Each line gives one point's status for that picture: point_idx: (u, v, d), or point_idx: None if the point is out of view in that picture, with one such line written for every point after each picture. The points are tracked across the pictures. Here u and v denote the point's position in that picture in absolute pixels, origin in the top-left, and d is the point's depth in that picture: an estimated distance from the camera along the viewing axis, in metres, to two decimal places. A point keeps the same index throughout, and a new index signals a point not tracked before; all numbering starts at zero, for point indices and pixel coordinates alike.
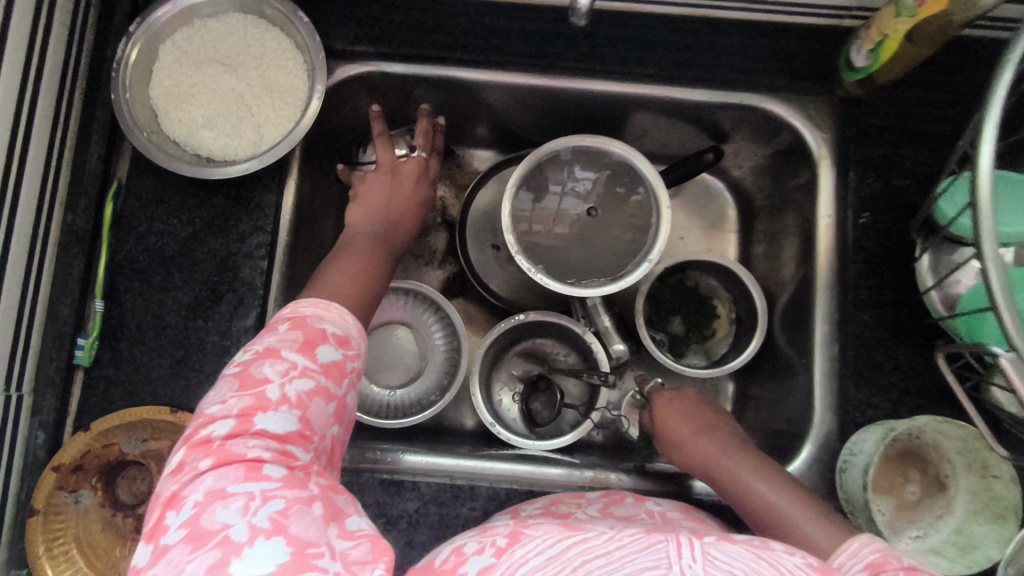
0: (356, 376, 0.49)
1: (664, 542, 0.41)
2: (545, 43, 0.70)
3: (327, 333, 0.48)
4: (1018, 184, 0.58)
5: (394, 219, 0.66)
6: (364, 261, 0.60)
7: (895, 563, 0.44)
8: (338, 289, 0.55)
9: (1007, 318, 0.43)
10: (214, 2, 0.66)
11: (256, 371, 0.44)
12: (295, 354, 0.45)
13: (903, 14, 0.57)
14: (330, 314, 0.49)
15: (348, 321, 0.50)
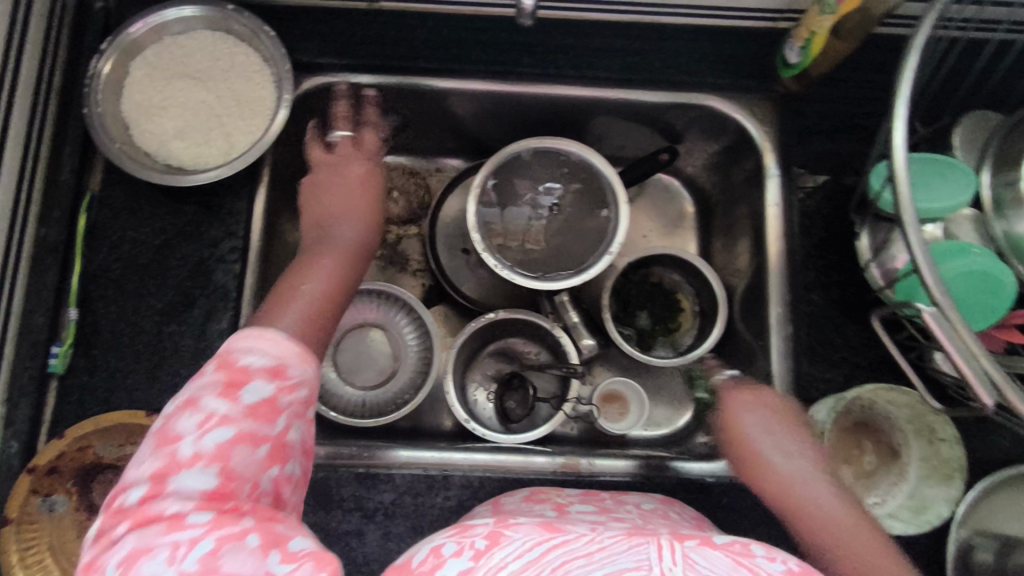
0: (297, 409, 0.43)
1: (645, 545, 0.42)
2: (501, 51, 0.74)
3: (251, 369, 0.42)
4: (935, 163, 0.63)
5: (354, 224, 0.63)
6: (325, 277, 0.56)
7: None
8: (293, 306, 0.53)
9: (927, 272, 0.45)
10: (184, 19, 0.69)
11: (173, 424, 0.40)
12: (215, 400, 0.41)
13: (827, 12, 0.62)
14: (258, 343, 0.44)
15: (283, 347, 0.44)
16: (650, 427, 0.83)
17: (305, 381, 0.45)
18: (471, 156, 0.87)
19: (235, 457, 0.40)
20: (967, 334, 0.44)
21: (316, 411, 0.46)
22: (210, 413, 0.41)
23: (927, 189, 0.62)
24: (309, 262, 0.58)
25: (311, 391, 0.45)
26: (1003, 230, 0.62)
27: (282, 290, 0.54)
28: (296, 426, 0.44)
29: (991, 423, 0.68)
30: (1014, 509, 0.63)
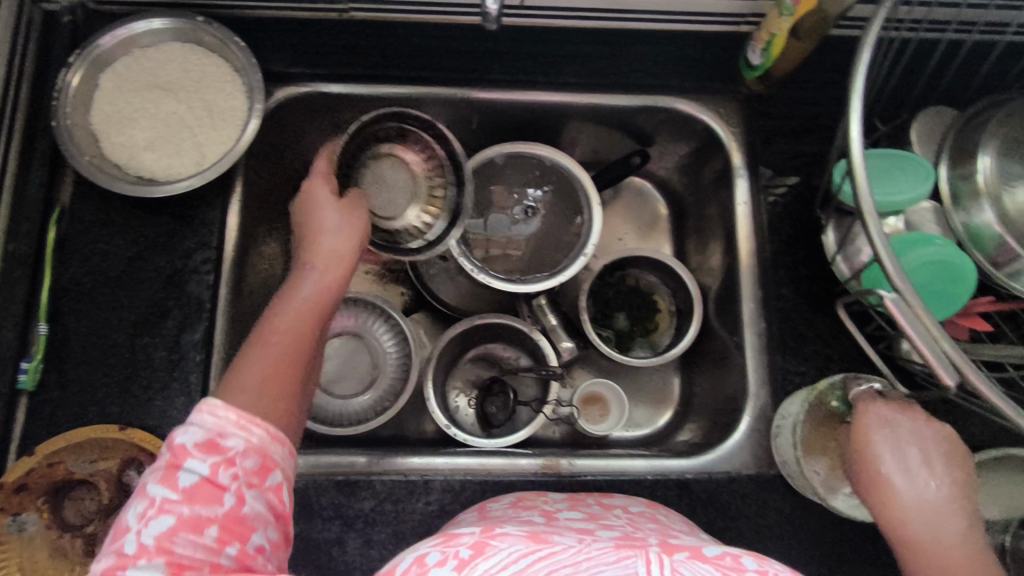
0: (243, 480, 0.41)
1: (633, 559, 0.41)
2: (471, 58, 0.75)
3: (184, 449, 0.41)
4: (894, 157, 0.65)
5: (325, 268, 0.56)
6: (286, 338, 0.50)
7: None
8: (258, 362, 0.48)
9: (888, 259, 0.47)
10: (154, 32, 0.70)
11: (122, 520, 0.40)
12: (155, 487, 0.40)
13: (784, 14, 0.64)
14: (190, 422, 0.42)
15: (218, 419, 0.43)
16: (632, 428, 0.83)
17: (249, 448, 0.43)
18: None
19: (177, 545, 0.38)
20: (929, 320, 0.46)
21: (276, 476, 0.43)
22: (152, 502, 0.40)
23: (887, 182, 0.64)
24: (268, 321, 0.52)
25: (260, 456, 0.43)
26: (962, 221, 0.64)
27: (240, 360, 0.49)
28: (249, 498, 0.41)
29: (961, 411, 0.69)
30: (985, 493, 0.64)
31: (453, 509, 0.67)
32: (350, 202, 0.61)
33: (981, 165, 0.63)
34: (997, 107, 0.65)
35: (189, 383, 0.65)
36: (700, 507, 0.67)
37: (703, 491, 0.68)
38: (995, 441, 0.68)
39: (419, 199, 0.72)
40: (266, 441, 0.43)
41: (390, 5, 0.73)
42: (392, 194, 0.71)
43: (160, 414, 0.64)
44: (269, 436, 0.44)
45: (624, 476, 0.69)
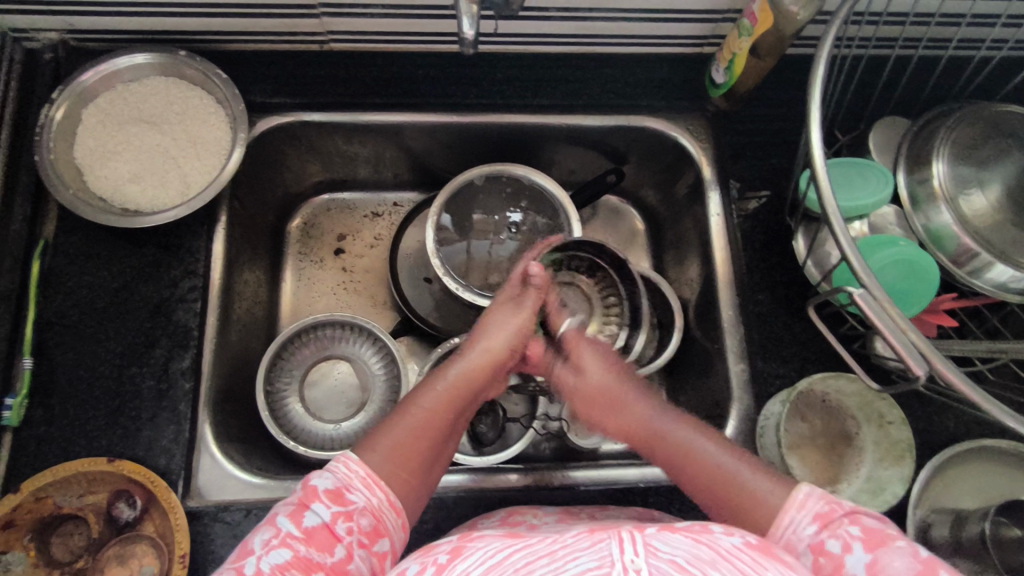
0: (356, 537, 0.45)
1: (607, 540, 0.39)
2: (449, 84, 0.78)
3: (315, 491, 0.46)
4: (852, 165, 0.69)
5: (478, 358, 0.58)
6: (430, 415, 0.53)
7: (838, 510, 0.46)
8: (402, 435, 0.51)
9: (853, 258, 0.49)
10: (136, 67, 0.71)
11: (250, 541, 0.45)
12: (284, 520, 0.45)
13: (745, 35, 0.67)
14: (328, 468, 0.48)
15: (349, 472, 0.47)
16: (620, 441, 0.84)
17: (368, 508, 0.47)
18: (425, 190, 0.90)
19: None
20: (898, 312, 0.48)
21: (385, 544, 0.46)
22: (278, 533, 0.45)
23: (849, 189, 0.68)
24: (422, 390, 0.55)
25: (375, 519, 0.47)
26: (923, 223, 0.67)
27: (385, 421, 0.52)
28: (356, 556, 0.45)
29: (936, 406, 0.71)
30: (962, 484, 0.67)
31: (447, 526, 0.68)
32: (518, 298, 0.63)
33: (935, 171, 0.67)
34: (945, 116, 0.69)
35: (179, 412, 0.65)
36: (691, 512, 0.69)
37: (693, 496, 0.69)
38: (969, 433, 0.71)
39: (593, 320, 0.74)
40: (383, 505, 0.47)
41: (368, 37, 0.75)
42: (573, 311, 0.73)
43: (149, 444, 0.64)
44: (386, 502, 0.47)
45: (614, 485, 0.70)
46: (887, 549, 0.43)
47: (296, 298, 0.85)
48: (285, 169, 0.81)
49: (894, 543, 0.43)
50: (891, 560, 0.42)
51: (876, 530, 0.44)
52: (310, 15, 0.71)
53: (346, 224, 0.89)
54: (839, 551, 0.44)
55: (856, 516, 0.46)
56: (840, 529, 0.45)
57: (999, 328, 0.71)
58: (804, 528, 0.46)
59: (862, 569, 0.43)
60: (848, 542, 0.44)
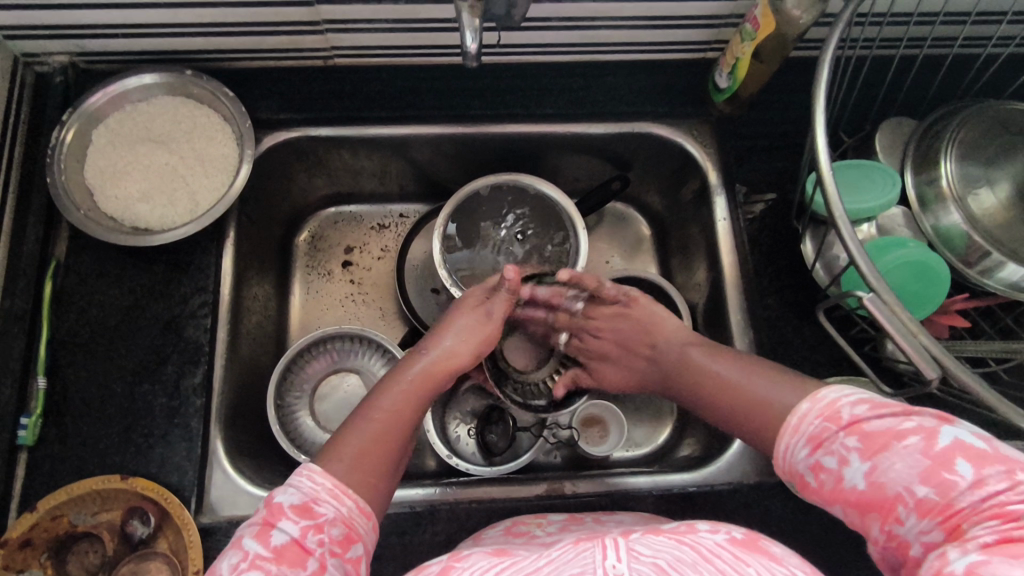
0: (328, 547, 0.43)
1: (591, 549, 0.42)
2: (453, 96, 0.78)
3: (281, 507, 0.44)
4: (857, 167, 0.69)
5: (440, 363, 0.59)
6: (392, 418, 0.53)
7: (833, 429, 0.45)
8: (367, 438, 0.51)
9: (862, 261, 0.49)
10: (145, 87, 0.72)
11: (219, 565, 0.43)
12: (249, 542, 0.43)
13: (746, 39, 0.67)
14: (290, 483, 0.46)
15: (314, 485, 0.46)
16: (631, 448, 0.84)
17: (338, 518, 0.45)
18: (431, 201, 0.90)
19: None
20: (908, 315, 0.48)
21: (358, 549, 0.45)
22: (245, 557, 0.43)
23: (857, 191, 0.67)
24: (379, 398, 0.55)
25: (347, 526, 0.46)
26: (931, 223, 0.67)
27: (348, 425, 0.53)
28: (331, 566, 0.43)
29: (951, 408, 0.70)
30: None
31: (459, 537, 0.67)
32: (482, 305, 0.64)
33: (944, 171, 0.66)
34: (952, 115, 0.69)
35: (191, 428, 0.65)
36: (705, 519, 0.68)
37: (707, 503, 0.68)
38: (985, 435, 0.70)
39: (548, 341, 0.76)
40: (353, 512, 0.46)
41: (372, 51, 0.76)
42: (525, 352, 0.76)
43: (163, 461, 0.64)
44: (357, 508, 0.47)
45: (627, 494, 0.69)
46: (890, 452, 0.42)
47: (305, 311, 0.86)
48: (292, 183, 0.82)
49: (900, 444, 0.42)
50: (891, 467, 0.42)
51: (881, 433, 0.43)
52: (315, 31, 0.71)
53: (353, 236, 0.89)
54: (838, 467, 0.44)
55: (859, 425, 0.45)
56: (835, 448, 0.45)
57: (1013, 327, 0.71)
58: (799, 450, 0.47)
59: (864, 479, 0.43)
60: (846, 456, 0.44)
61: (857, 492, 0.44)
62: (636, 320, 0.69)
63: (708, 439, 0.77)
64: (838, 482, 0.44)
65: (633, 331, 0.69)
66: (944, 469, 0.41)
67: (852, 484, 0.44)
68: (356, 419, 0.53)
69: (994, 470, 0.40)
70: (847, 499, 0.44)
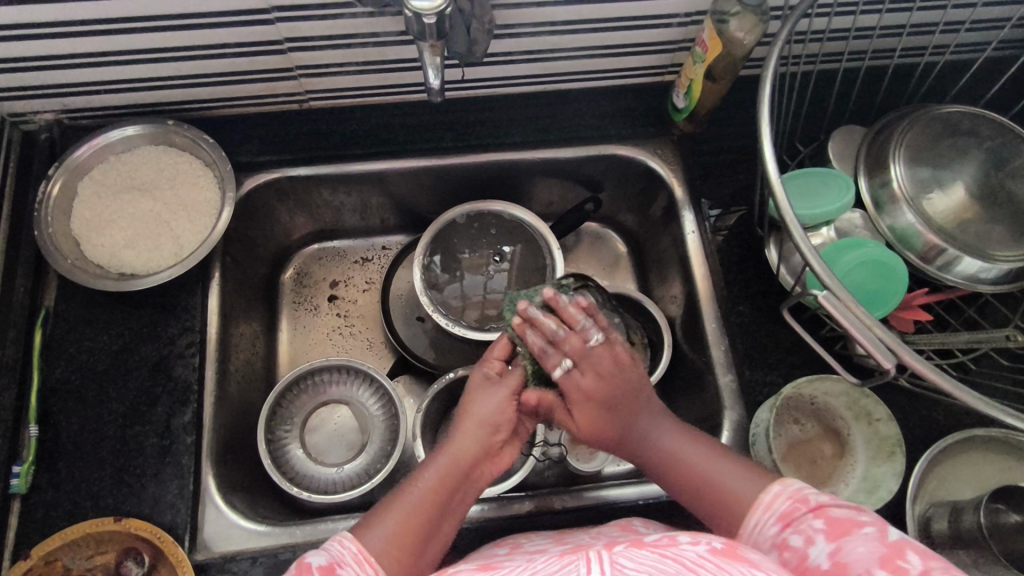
0: None
1: (576, 562, 0.43)
2: (426, 131, 0.81)
3: (309, 565, 0.47)
4: (812, 174, 0.72)
5: (472, 436, 0.59)
6: (430, 494, 0.55)
7: (803, 507, 0.51)
8: (402, 514, 0.54)
9: (815, 261, 0.51)
10: (128, 139, 0.75)
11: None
12: None
13: (699, 61, 0.71)
14: (320, 549, 0.50)
15: (342, 549, 0.50)
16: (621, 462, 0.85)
17: None
18: (412, 232, 0.93)
19: None
20: (862, 311, 0.50)
21: None
22: None
23: (813, 198, 0.70)
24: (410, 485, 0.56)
25: None
26: (888, 223, 0.69)
27: (388, 501, 0.55)
28: None
29: (925, 400, 0.73)
30: (958, 475, 0.68)
31: (452, 558, 0.69)
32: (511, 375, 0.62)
33: (894, 174, 0.69)
34: (897, 121, 0.72)
35: (182, 466, 0.66)
36: (693, 524, 0.69)
37: (693, 508, 0.70)
38: (960, 425, 0.72)
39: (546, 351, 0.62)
40: None
41: (345, 93, 0.79)
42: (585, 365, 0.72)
43: (155, 501, 0.65)
44: None
45: (615, 505, 0.70)
46: (850, 537, 0.47)
47: (293, 347, 0.88)
48: (274, 222, 0.85)
49: (860, 531, 0.47)
50: (852, 546, 0.46)
51: (844, 519, 0.48)
52: (290, 77, 0.75)
53: (338, 271, 0.92)
54: (803, 546, 0.48)
55: (824, 511, 0.50)
56: (800, 527, 0.49)
57: (977, 318, 0.73)
58: (770, 527, 0.51)
59: (826, 558, 0.47)
60: (812, 536, 0.48)
61: (820, 571, 0.47)
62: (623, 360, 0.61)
63: None
64: (801, 559, 0.48)
65: (627, 395, 0.60)
66: (900, 557, 0.44)
67: (815, 562, 0.47)
68: (397, 493, 0.56)
69: (940, 562, 0.43)
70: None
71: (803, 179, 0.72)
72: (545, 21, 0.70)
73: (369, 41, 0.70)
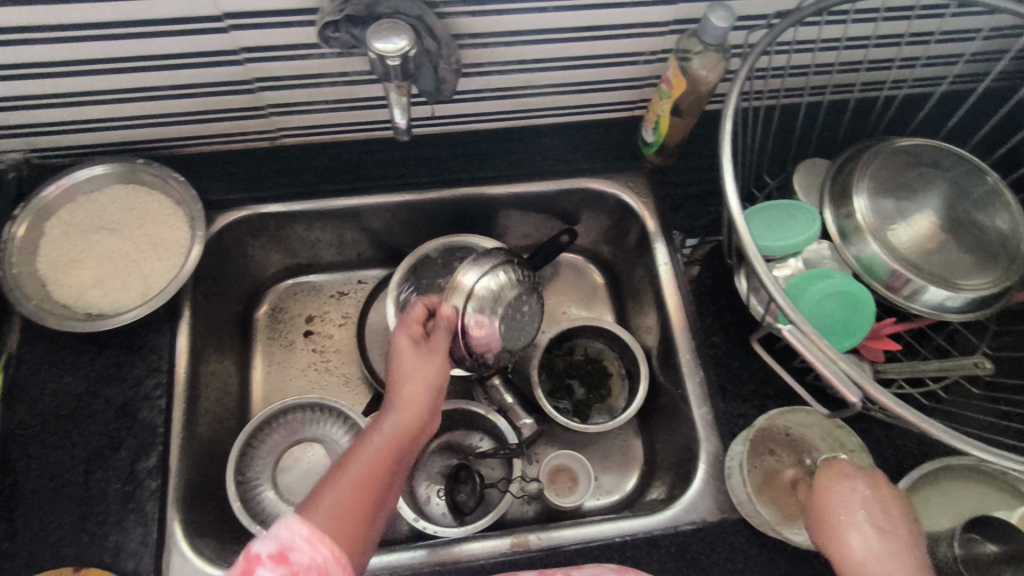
0: None
1: None
2: (399, 166, 0.82)
3: (258, 557, 0.45)
4: (775, 206, 0.73)
5: (402, 405, 0.58)
6: (367, 472, 0.53)
7: None
8: (341, 499, 0.50)
9: (778, 296, 0.52)
10: (97, 178, 0.75)
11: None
12: None
13: (664, 98, 0.73)
14: (266, 535, 0.47)
15: (291, 534, 0.47)
16: (602, 496, 0.85)
17: (313, 565, 0.46)
18: (388, 265, 0.93)
19: None
20: (825, 342, 0.50)
21: None
22: None
23: (780, 229, 0.71)
24: (360, 445, 0.55)
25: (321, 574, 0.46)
26: (855, 255, 0.70)
27: (324, 483, 0.52)
28: None
29: (899, 430, 0.73)
30: (936, 503, 0.67)
31: None
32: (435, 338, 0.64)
33: (857, 206, 0.70)
34: (859, 154, 0.74)
35: (146, 512, 0.64)
36: (672, 560, 0.68)
37: (673, 545, 0.69)
38: (935, 453, 0.72)
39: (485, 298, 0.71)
40: (328, 560, 0.47)
41: (317, 130, 0.80)
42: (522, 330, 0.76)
43: (117, 549, 0.63)
44: (333, 557, 0.47)
45: (593, 543, 0.69)
46: None
47: (267, 384, 0.86)
48: (248, 259, 0.84)
49: None
50: None
51: None
52: (260, 115, 0.75)
53: (313, 306, 0.91)
54: None
55: None
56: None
57: (947, 346, 0.74)
58: None
59: None
60: None
61: None
62: (863, 517, 0.53)
63: (672, 481, 0.78)
64: None
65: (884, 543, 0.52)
66: None
67: None
68: (332, 476, 0.53)
69: None
70: None
71: (769, 211, 0.73)
72: (512, 60, 0.71)
73: (338, 80, 0.71)
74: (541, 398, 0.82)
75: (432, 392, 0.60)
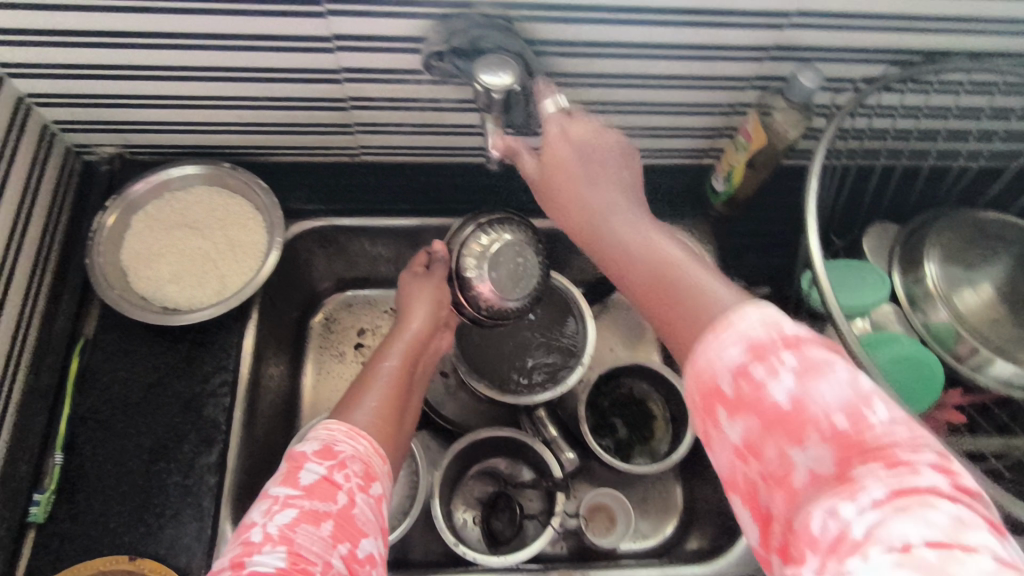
0: (352, 483, 0.55)
1: None
2: (470, 192, 0.84)
3: (306, 456, 0.56)
4: (846, 265, 0.74)
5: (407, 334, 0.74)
6: (388, 382, 0.69)
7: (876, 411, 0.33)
8: (375, 402, 0.66)
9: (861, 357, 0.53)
10: (185, 178, 0.78)
11: (253, 515, 0.52)
12: (280, 488, 0.53)
13: (740, 149, 0.74)
14: (308, 441, 0.58)
15: (333, 434, 0.59)
16: (638, 540, 0.84)
17: (356, 457, 0.58)
18: None
19: (304, 527, 0.50)
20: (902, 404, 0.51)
21: (375, 486, 0.57)
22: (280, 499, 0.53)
23: (849, 290, 0.72)
24: (378, 369, 0.71)
25: (362, 463, 0.58)
26: (921, 321, 0.71)
27: (359, 395, 0.67)
28: (355, 498, 0.54)
29: None
30: None
31: None
32: (433, 273, 0.76)
33: (928, 271, 0.70)
34: (929, 223, 0.74)
35: (202, 508, 0.65)
36: None
37: None
38: None
39: (480, 248, 0.71)
40: (366, 451, 0.59)
41: (396, 151, 0.82)
42: (524, 285, 0.71)
43: (171, 542, 0.64)
44: (370, 449, 0.60)
45: None
46: (823, 375, 0.35)
47: (316, 392, 0.87)
48: (312, 269, 0.87)
49: (833, 372, 0.35)
50: (820, 391, 0.34)
51: (819, 360, 0.35)
52: (345, 133, 0.78)
53: (367, 320, 0.92)
54: (765, 383, 0.35)
55: (801, 345, 0.36)
56: (778, 359, 0.35)
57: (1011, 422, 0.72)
58: (730, 351, 0.37)
59: (787, 397, 0.35)
60: (778, 371, 0.35)
61: (777, 413, 0.35)
62: (610, 174, 0.58)
63: None
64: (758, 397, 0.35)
65: (598, 171, 0.58)
66: (864, 408, 0.34)
67: (775, 404, 0.35)
68: (365, 387, 0.68)
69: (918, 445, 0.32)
70: (763, 416, 0.35)
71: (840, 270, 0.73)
72: (595, 102, 0.73)
73: (427, 105, 0.73)
74: (587, 434, 0.82)
75: (433, 320, 0.75)
